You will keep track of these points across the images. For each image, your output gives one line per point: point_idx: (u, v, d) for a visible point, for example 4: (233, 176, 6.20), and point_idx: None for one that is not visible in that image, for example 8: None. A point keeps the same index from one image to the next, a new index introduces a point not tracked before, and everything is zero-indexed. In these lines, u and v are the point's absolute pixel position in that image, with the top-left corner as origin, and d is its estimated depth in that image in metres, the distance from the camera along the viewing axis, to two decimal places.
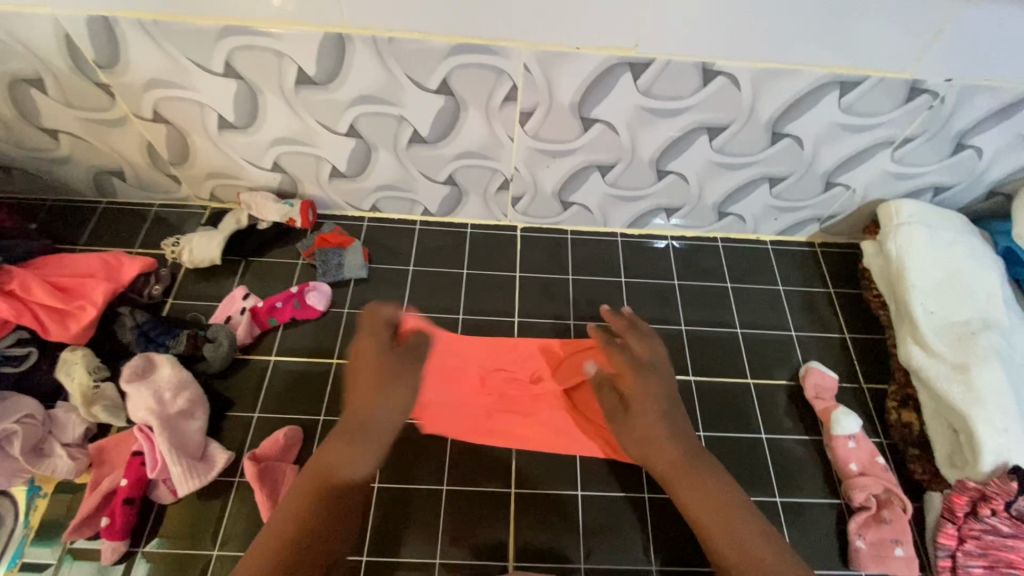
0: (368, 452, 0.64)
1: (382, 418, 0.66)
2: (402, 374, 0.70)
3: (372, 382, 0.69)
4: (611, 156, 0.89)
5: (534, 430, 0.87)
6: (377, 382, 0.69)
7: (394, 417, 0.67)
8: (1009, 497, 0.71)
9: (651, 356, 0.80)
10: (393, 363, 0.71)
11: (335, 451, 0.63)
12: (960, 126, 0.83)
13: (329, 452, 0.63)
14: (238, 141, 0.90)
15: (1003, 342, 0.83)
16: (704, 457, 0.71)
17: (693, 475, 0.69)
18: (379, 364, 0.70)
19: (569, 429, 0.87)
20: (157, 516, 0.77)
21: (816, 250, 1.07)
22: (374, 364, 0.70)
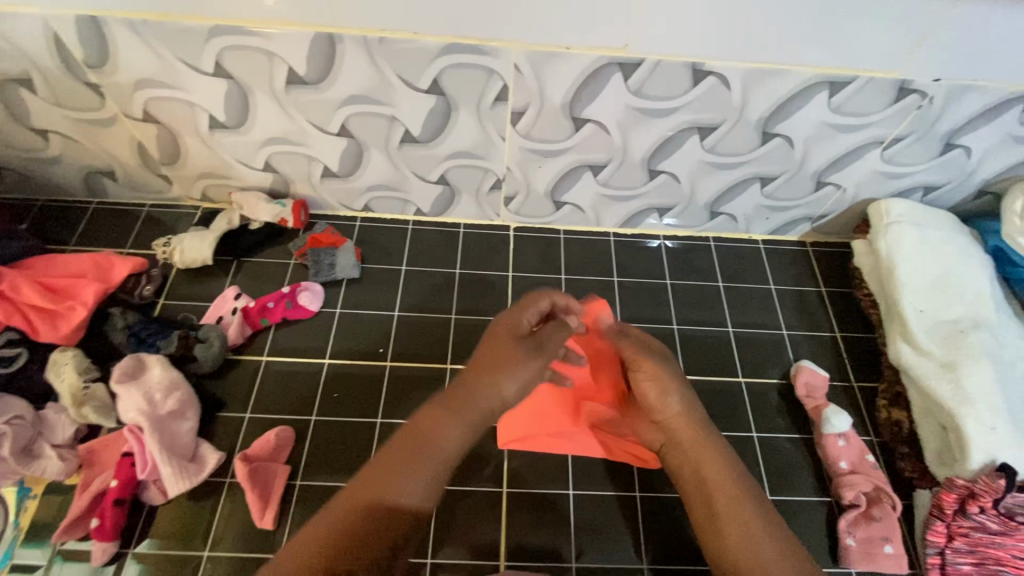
0: (468, 427, 0.64)
1: (489, 399, 0.66)
2: (520, 359, 0.69)
3: (498, 358, 0.68)
4: (603, 156, 0.90)
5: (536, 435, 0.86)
6: (502, 361, 0.68)
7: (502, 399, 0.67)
8: (996, 494, 0.72)
9: (663, 353, 0.79)
10: (519, 348, 0.69)
11: (439, 419, 0.63)
12: (949, 125, 0.84)
13: (433, 422, 0.63)
14: (229, 141, 0.89)
15: (992, 340, 0.84)
16: (714, 445, 0.70)
17: (686, 455, 0.70)
18: (506, 348, 0.69)
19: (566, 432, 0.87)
20: (147, 517, 0.77)
21: (808, 249, 1.07)
22: (506, 342, 0.70)
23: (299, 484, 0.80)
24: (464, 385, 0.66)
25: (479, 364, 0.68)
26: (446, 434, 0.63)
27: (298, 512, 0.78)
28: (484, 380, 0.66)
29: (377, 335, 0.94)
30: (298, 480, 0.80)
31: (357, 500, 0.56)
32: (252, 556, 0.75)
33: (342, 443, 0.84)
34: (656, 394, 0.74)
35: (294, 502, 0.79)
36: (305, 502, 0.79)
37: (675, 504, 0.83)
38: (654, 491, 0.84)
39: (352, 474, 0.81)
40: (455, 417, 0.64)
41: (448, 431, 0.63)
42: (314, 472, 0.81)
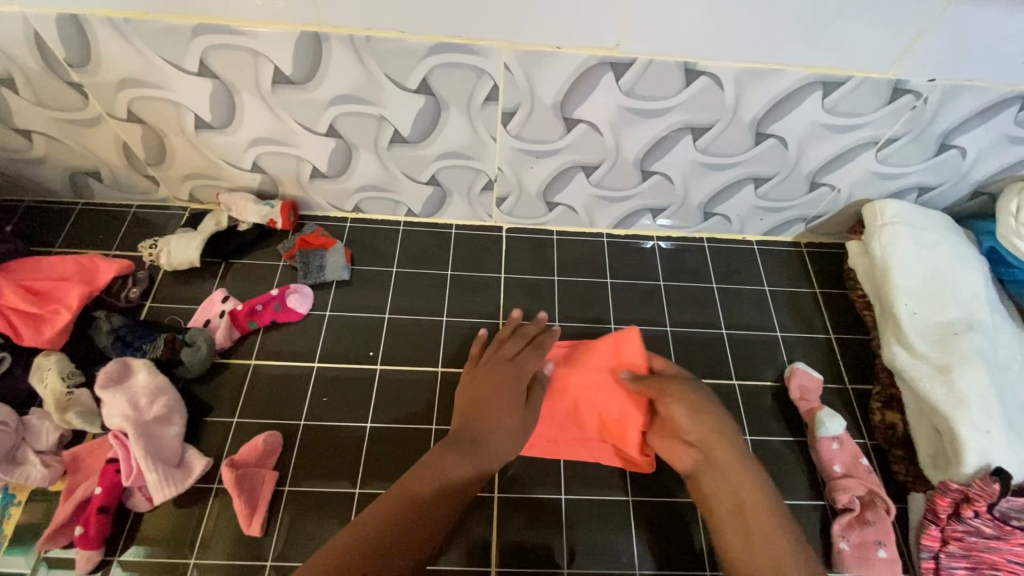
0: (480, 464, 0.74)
1: (493, 445, 0.77)
2: (512, 408, 0.80)
3: (495, 405, 0.80)
4: (596, 157, 0.89)
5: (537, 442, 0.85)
6: (497, 412, 0.79)
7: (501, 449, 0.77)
8: (991, 499, 0.71)
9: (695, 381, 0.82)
10: (508, 398, 0.81)
11: (451, 457, 0.72)
12: (944, 126, 0.83)
13: (442, 457, 0.72)
14: (216, 141, 0.88)
15: (986, 343, 0.83)
16: (753, 468, 0.73)
17: (726, 477, 0.73)
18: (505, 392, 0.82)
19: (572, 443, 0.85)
20: (133, 524, 0.76)
21: (802, 250, 1.06)
22: (498, 387, 0.81)
23: (288, 490, 0.79)
24: (473, 429, 0.77)
25: (477, 410, 0.79)
26: (458, 470, 0.72)
27: (286, 518, 0.77)
28: (486, 427, 0.78)
29: (367, 338, 0.93)
30: (287, 485, 0.79)
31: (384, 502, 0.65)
32: (239, 563, 0.74)
33: (331, 448, 0.83)
34: (686, 414, 0.78)
35: (282, 508, 0.78)
36: (293, 508, 0.78)
37: (668, 508, 0.82)
38: (646, 496, 0.83)
39: (341, 480, 0.80)
40: (462, 456, 0.73)
41: (460, 471, 0.72)
42: (302, 478, 0.80)
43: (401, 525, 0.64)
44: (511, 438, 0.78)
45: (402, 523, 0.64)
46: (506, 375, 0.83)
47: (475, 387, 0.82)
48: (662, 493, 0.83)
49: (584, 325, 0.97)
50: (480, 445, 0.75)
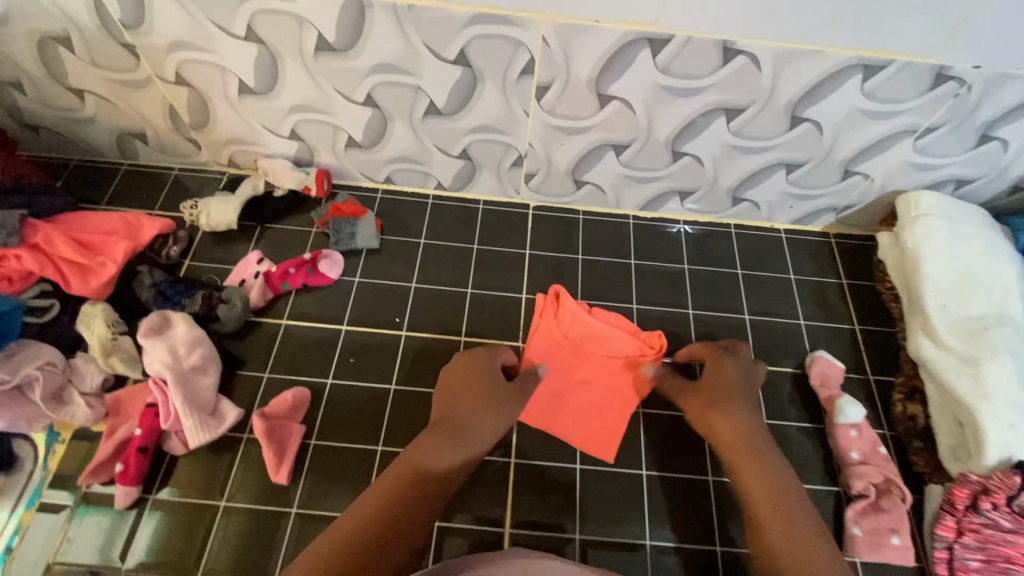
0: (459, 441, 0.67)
1: (479, 423, 0.70)
2: (504, 395, 0.75)
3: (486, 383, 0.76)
4: (627, 136, 0.89)
5: (557, 418, 0.87)
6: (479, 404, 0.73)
7: (488, 424, 0.71)
8: (1011, 491, 0.71)
9: (734, 396, 0.76)
10: (497, 387, 0.76)
11: (439, 440, 0.66)
12: (986, 116, 0.81)
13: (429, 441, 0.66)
14: (257, 107, 0.91)
15: (1017, 339, 0.81)
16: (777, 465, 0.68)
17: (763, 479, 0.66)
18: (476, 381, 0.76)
19: (565, 364, 0.90)
20: (169, 466, 0.80)
21: (831, 240, 1.06)
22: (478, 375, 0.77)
23: (313, 444, 0.82)
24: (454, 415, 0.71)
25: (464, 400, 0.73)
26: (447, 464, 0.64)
27: (311, 469, 0.81)
28: (468, 413, 0.71)
29: (395, 305, 0.95)
30: (313, 440, 0.82)
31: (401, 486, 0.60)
32: (264, 508, 0.78)
33: (355, 408, 0.86)
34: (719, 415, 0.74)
35: (308, 459, 0.81)
36: (319, 460, 0.81)
37: (681, 484, 0.83)
38: (661, 470, 0.84)
39: (364, 437, 0.83)
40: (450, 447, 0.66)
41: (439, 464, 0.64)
42: (328, 434, 0.83)
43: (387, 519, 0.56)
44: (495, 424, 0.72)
45: (394, 519, 0.57)
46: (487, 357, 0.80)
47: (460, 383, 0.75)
48: (676, 469, 0.84)
49: (606, 305, 0.98)
50: (464, 430, 0.69)
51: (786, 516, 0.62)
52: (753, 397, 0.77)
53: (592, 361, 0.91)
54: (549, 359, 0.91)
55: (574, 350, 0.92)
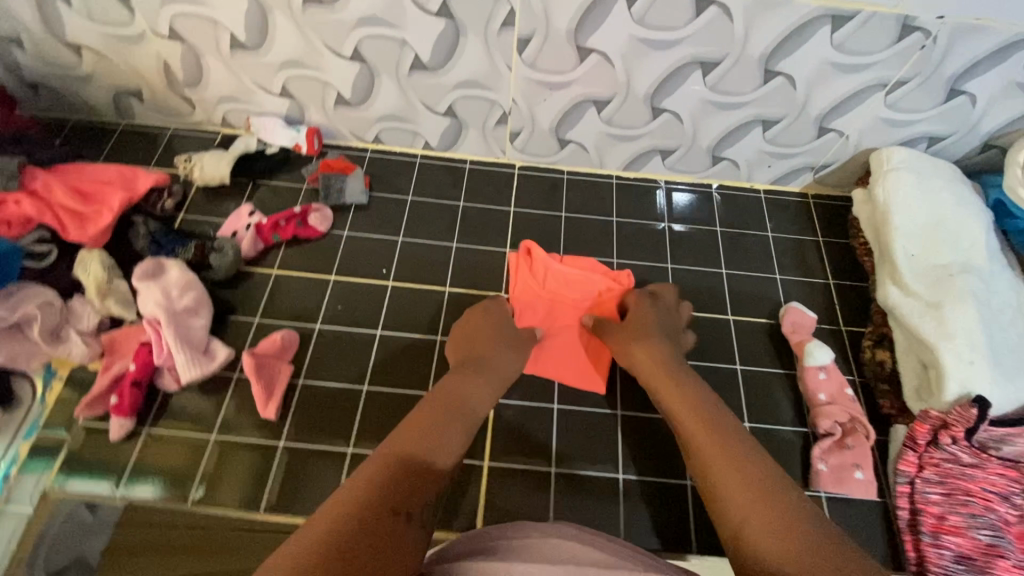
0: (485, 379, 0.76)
1: (500, 359, 0.81)
2: (515, 335, 0.86)
3: (507, 330, 0.87)
4: (607, 91, 0.92)
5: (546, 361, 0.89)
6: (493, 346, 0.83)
7: (509, 360, 0.81)
8: (968, 424, 0.74)
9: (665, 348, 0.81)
10: (509, 327, 0.87)
11: (470, 374, 0.76)
12: (953, 69, 0.84)
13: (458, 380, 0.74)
14: (248, 63, 0.94)
15: (980, 285, 0.84)
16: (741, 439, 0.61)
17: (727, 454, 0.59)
18: (489, 328, 0.86)
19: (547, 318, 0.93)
20: (162, 402, 0.83)
21: (809, 201, 1.08)
22: (488, 324, 0.86)
23: (301, 382, 0.86)
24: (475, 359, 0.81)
25: (482, 342, 0.83)
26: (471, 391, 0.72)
27: (298, 406, 0.84)
28: (490, 352, 0.81)
29: (382, 257, 0.99)
30: (301, 379, 0.86)
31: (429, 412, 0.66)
32: (253, 440, 0.81)
33: (342, 352, 0.89)
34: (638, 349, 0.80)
35: (296, 397, 0.84)
36: (307, 398, 0.85)
37: (656, 425, 0.86)
38: (637, 412, 0.87)
39: (350, 378, 0.87)
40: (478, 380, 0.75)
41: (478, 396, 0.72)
42: (315, 374, 0.87)
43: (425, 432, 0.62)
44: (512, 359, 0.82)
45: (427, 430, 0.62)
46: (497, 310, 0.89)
47: (468, 331, 0.86)
48: (651, 410, 0.87)
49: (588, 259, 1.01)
50: (487, 364, 0.79)
51: (738, 464, 0.57)
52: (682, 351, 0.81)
53: (570, 306, 0.94)
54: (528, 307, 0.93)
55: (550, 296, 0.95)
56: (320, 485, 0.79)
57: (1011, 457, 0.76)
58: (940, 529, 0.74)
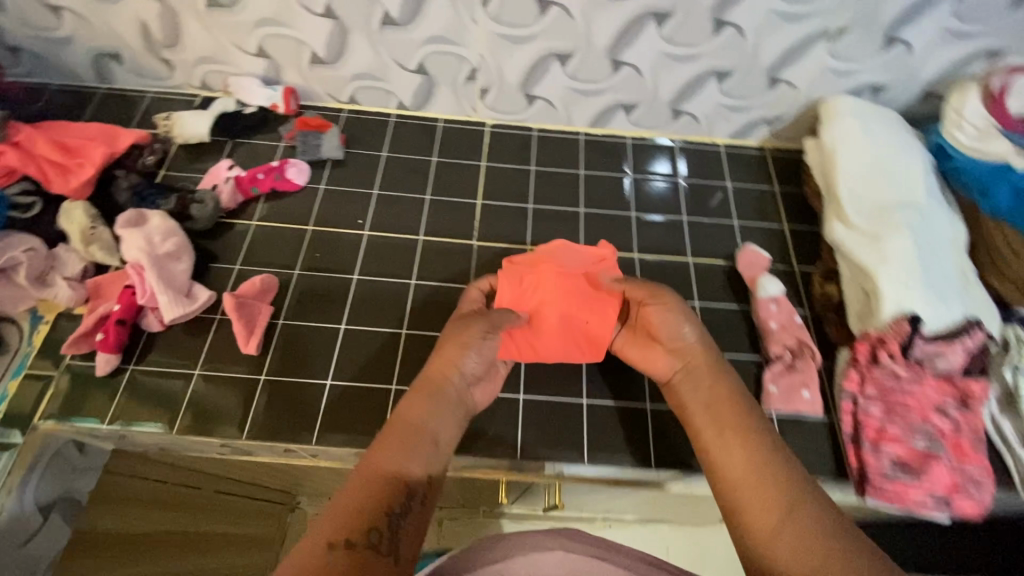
0: (442, 397, 0.72)
1: (461, 363, 0.76)
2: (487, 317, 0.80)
3: (458, 341, 0.77)
4: (569, 45, 0.97)
5: (540, 340, 0.86)
6: (455, 346, 0.76)
7: (470, 362, 0.76)
8: (901, 338, 0.80)
9: (705, 354, 0.77)
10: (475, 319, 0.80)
11: (417, 400, 0.71)
12: (888, 17, 0.90)
13: (412, 400, 0.71)
14: (225, 22, 0.98)
15: (918, 218, 0.89)
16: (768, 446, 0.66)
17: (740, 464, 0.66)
18: (454, 326, 0.79)
19: (544, 303, 0.86)
20: (146, 342, 0.87)
21: (767, 153, 1.14)
22: (454, 327, 0.79)
23: (281, 323, 0.90)
24: (425, 373, 0.74)
25: (444, 341, 0.78)
26: (428, 410, 0.70)
27: (277, 345, 0.88)
28: (450, 354, 0.76)
29: (357, 209, 1.02)
30: (280, 320, 0.90)
31: (388, 436, 0.66)
32: (234, 375, 0.85)
33: (320, 296, 0.93)
34: (667, 321, 0.79)
35: (275, 336, 0.88)
36: (285, 337, 0.88)
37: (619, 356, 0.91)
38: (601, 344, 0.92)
39: (326, 318, 0.91)
40: (431, 398, 0.71)
41: (432, 418, 0.69)
42: (294, 315, 0.90)
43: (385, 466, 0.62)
44: (471, 357, 0.77)
45: (386, 460, 0.63)
46: (469, 314, 0.81)
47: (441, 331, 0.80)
48: None
49: (556, 209, 1.06)
50: (442, 376, 0.74)
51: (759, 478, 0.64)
52: (719, 354, 0.78)
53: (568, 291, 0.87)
54: (508, 286, 0.86)
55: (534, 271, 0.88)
56: (299, 416, 0.82)
57: (944, 370, 0.81)
58: (880, 439, 0.79)
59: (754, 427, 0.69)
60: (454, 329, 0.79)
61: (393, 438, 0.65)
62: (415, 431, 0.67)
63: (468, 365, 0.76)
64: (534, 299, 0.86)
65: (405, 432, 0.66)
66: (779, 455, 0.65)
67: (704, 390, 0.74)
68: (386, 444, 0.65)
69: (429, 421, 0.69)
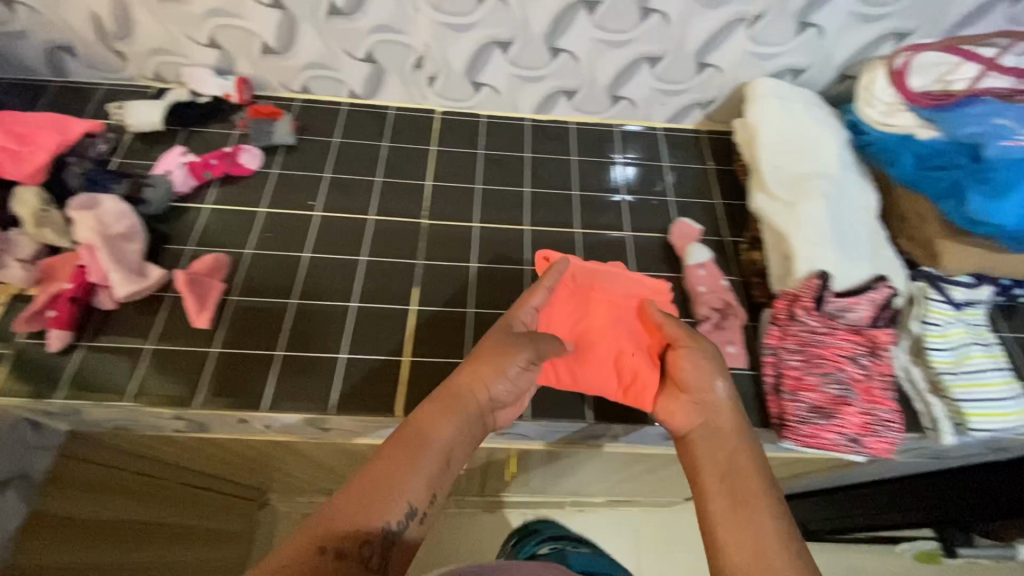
0: (460, 417, 0.68)
1: (490, 383, 0.72)
2: (526, 342, 0.77)
3: (498, 363, 0.73)
4: (508, 33, 1.03)
5: (583, 370, 0.86)
6: (490, 366, 0.73)
7: (499, 385, 0.73)
8: (814, 294, 0.87)
9: (730, 419, 0.70)
10: (518, 343, 0.76)
11: (436, 419, 0.67)
12: (798, 3, 0.98)
13: (430, 414, 0.67)
14: (175, 12, 1.01)
15: (832, 187, 0.97)
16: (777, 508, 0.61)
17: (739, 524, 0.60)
18: (494, 345, 0.75)
19: (590, 333, 0.88)
20: (100, 320, 0.89)
21: (701, 135, 1.21)
22: (492, 347, 0.75)
23: (233, 299, 0.93)
24: (452, 383, 0.71)
25: (480, 358, 0.74)
26: (443, 430, 0.66)
27: (229, 319, 0.91)
28: (480, 373, 0.72)
29: (309, 192, 1.06)
30: (232, 296, 0.93)
31: (391, 455, 0.62)
32: (185, 348, 0.88)
33: (272, 273, 0.96)
34: (696, 368, 0.75)
35: (227, 311, 0.91)
36: (237, 312, 0.92)
37: None
38: None
39: (278, 294, 0.94)
40: (452, 417, 0.68)
41: (443, 432, 0.66)
42: (246, 292, 0.94)
43: (381, 487, 0.60)
44: (503, 379, 0.73)
45: (384, 478, 0.60)
46: (514, 339, 0.77)
47: (476, 346, 0.76)
48: None
49: (501, 188, 1.11)
50: (468, 394, 0.70)
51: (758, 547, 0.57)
52: (745, 421, 0.71)
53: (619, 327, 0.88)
54: (563, 314, 0.90)
55: (588, 301, 0.91)
56: (251, 385, 0.85)
57: (854, 323, 0.88)
58: (798, 387, 0.85)
59: (766, 505, 0.61)
60: (493, 351, 0.74)
61: (400, 457, 0.62)
62: (426, 454, 0.64)
63: (496, 387, 0.72)
64: (583, 327, 0.88)
65: (412, 453, 0.63)
66: (788, 543, 0.58)
67: (723, 454, 0.67)
68: (391, 464, 0.62)
69: (440, 442, 0.65)
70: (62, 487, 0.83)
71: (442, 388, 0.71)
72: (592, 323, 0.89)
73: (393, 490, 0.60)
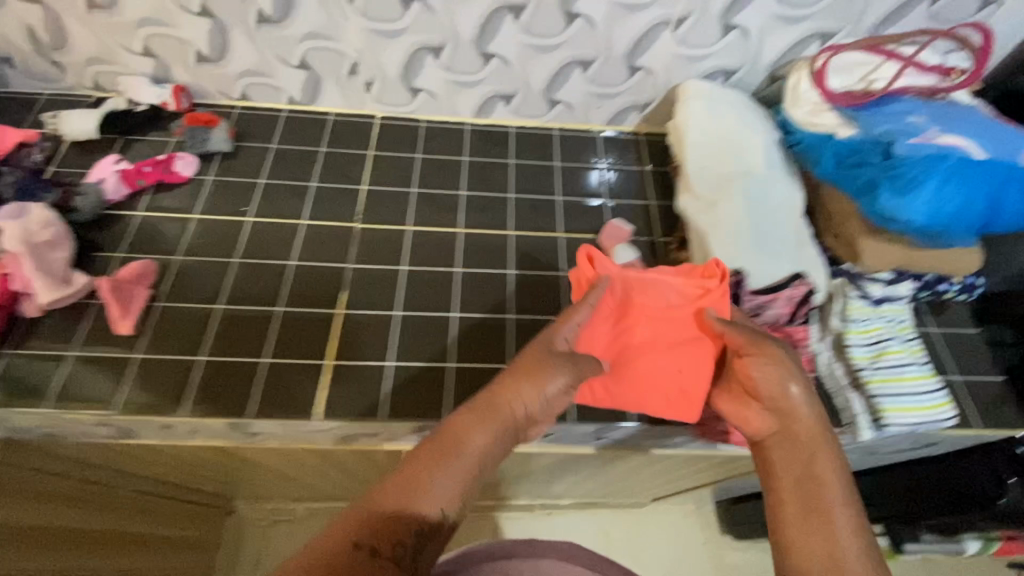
0: (496, 428, 0.63)
1: (525, 394, 0.66)
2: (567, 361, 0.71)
3: (535, 374, 0.68)
4: (438, 38, 1.04)
5: (622, 388, 0.85)
6: (528, 379, 0.67)
7: (531, 398, 0.66)
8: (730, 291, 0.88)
9: (813, 427, 0.65)
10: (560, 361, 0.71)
11: (473, 427, 0.62)
12: (719, 6, 0.99)
13: (466, 422, 0.62)
14: (107, 23, 1.02)
15: (755, 186, 0.98)
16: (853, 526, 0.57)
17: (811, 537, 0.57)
18: (535, 357, 0.70)
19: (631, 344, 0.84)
20: (24, 326, 0.90)
21: (640, 137, 1.22)
22: (533, 361, 0.70)
23: (159, 305, 0.94)
24: (491, 390, 0.66)
25: (520, 368, 0.68)
26: (479, 440, 0.61)
27: (154, 324, 0.92)
28: (514, 385, 0.66)
29: (241, 198, 1.07)
30: (159, 302, 0.94)
31: (423, 461, 0.58)
32: (107, 353, 0.89)
33: (200, 278, 0.97)
34: (767, 375, 0.69)
35: (152, 316, 0.92)
36: (163, 317, 0.93)
37: (487, 324, 0.96)
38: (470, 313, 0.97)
39: (203, 298, 0.95)
40: (487, 427, 0.62)
41: (482, 439, 0.61)
42: (173, 297, 0.95)
43: (409, 494, 0.55)
44: (543, 393, 0.67)
45: (415, 484, 0.56)
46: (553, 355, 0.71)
47: (517, 358, 0.71)
48: (486, 310, 0.98)
49: (435, 191, 1.12)
50: (502, 405, 0.65)
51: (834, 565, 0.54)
52: (829, 428, 0.66)
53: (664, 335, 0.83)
54: (604, 328, 0.85)
55: (627, 310, 0.85)
56: (171, 388, 0.86)
57: (772, 319, 0.90)
58: None
59: (839, 516, 0.58)
60: (531, 363, 0.69)
61: (433, 463, 0.58)
62: (461, 463, 0.59)
63: (532, 402, 0.66)
64: (623, 339, 0.85)
65: (443, 459, 0.58)
66: (870, 568, 0.54)
67: (795, 463, 0.63)
68: (422, 470, 0.57)
69: (472, 452, 0.60)
70: (19, 496, 0.80)
71: (483, 396, 0.66)
72: (632, 333, 0.84)
73: (422, 497, 0.55)
